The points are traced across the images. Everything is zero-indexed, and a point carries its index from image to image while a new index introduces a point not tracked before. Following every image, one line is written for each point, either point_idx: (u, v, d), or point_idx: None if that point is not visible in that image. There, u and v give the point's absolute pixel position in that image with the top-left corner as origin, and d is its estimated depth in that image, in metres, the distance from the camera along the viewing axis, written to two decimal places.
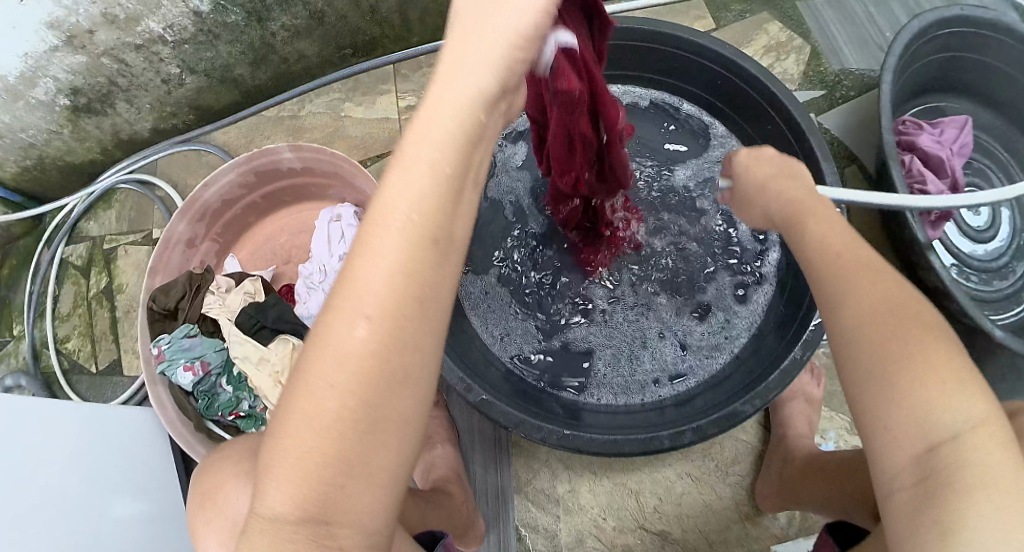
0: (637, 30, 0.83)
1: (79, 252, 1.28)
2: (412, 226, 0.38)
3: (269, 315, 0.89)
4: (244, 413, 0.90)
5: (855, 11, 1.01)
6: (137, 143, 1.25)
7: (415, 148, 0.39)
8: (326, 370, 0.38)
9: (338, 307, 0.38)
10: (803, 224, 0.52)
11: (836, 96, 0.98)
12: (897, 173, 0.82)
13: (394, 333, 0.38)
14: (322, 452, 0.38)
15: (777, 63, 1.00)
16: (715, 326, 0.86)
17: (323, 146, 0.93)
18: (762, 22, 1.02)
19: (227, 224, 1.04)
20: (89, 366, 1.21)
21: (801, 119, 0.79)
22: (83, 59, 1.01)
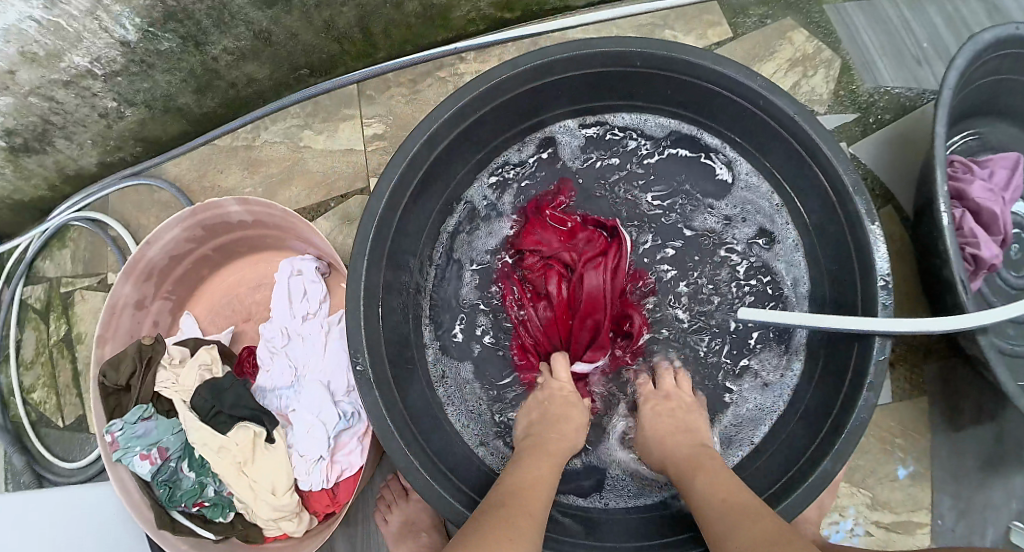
0: (646, 52, 0.70)
1: (37, 294, 1.19)
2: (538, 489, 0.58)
3: (227, 400, 0.81)
4: (209, 501, 0.83)
5: (888, 18, 0.89)
6: (85, 177, 1.13)
7: (544, 456, 0.64)
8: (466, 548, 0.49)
9: (482, 518, 0.53)
10: (697, 476, 0.59)
11: (869, 121, 0.86)
12: (949, 236, 0.69)
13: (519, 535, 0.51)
14: None
15: (803, 81, 0.88)
16: (738, 413, 0.78)
17: (273, 202, 0.82)
18: (785, 29, 0.90)
19: (178, 280, 0.94)
20: (56, 420, 1.15)
21: (840, 168, 0.67)
22: (10, 99, 0.90)
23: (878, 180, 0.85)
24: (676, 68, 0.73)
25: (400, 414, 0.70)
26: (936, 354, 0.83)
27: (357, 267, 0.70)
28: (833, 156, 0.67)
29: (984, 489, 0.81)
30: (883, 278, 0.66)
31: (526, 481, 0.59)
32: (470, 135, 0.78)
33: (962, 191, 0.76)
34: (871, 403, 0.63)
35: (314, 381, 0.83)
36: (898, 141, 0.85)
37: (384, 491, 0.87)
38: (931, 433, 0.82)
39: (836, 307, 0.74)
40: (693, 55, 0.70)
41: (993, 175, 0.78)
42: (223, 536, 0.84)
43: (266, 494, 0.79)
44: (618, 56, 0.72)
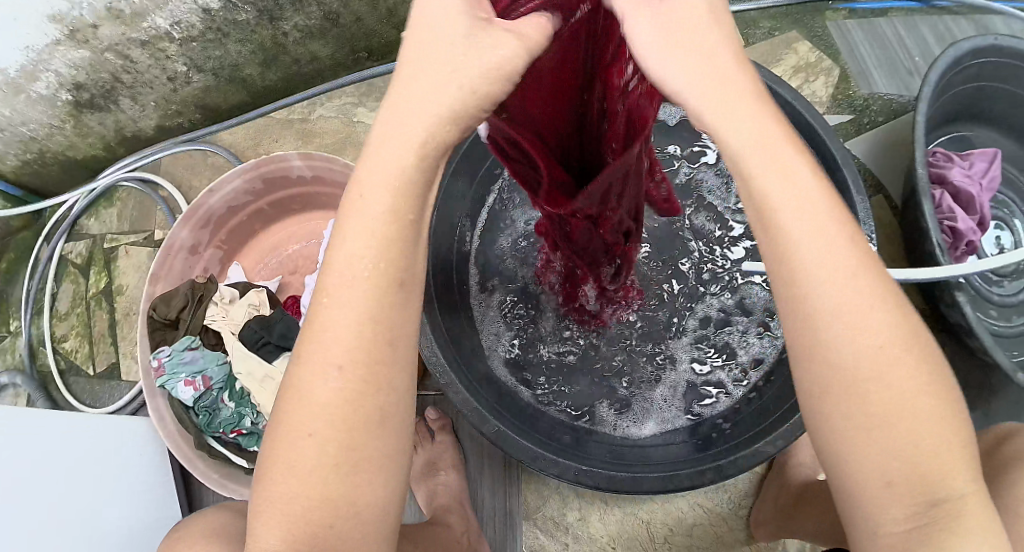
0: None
1: (78, 249, 1.24)
2: (368, 280, 0.42)
3: (275, 331, 0.88)
4: (246, 431, 0.88)
5: (886, 34, 1.02)
6: (141, 140, 1.21)
7: (366, 177, 0.42)
8: (309, 414, 0.43)
9: (306, 358, 0.43)
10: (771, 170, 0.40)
11: (863, 122, 0.98)
12: (930, 211, 0.79)
13: (367, 376, 0.43)
14: (313, 495, 0.43)
15: (806, 85, 1.01)
16: (738, 359, 0.83)
17: (335, 156, 0.90)
18: (792, 40, 1.03)
19: (232, 231, 1.01)
20: (87, 368, 1.19)
21: (836, 151, 0.77)
22: (87, 53, 0.98)
23: (876, 177, 0.96)
24: None
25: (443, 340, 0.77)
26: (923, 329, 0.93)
27: None
28: (829, 140, 0.77)
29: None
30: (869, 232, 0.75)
31: (343, 297, 0.42)
32: None
33: (943, 177, 0.88)
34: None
35: None
36: (892, 142, 0.96)
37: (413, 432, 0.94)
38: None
39: None
40: None
41: (972, 166, 0.89)
42: (255, 465, 0.87)
43: None
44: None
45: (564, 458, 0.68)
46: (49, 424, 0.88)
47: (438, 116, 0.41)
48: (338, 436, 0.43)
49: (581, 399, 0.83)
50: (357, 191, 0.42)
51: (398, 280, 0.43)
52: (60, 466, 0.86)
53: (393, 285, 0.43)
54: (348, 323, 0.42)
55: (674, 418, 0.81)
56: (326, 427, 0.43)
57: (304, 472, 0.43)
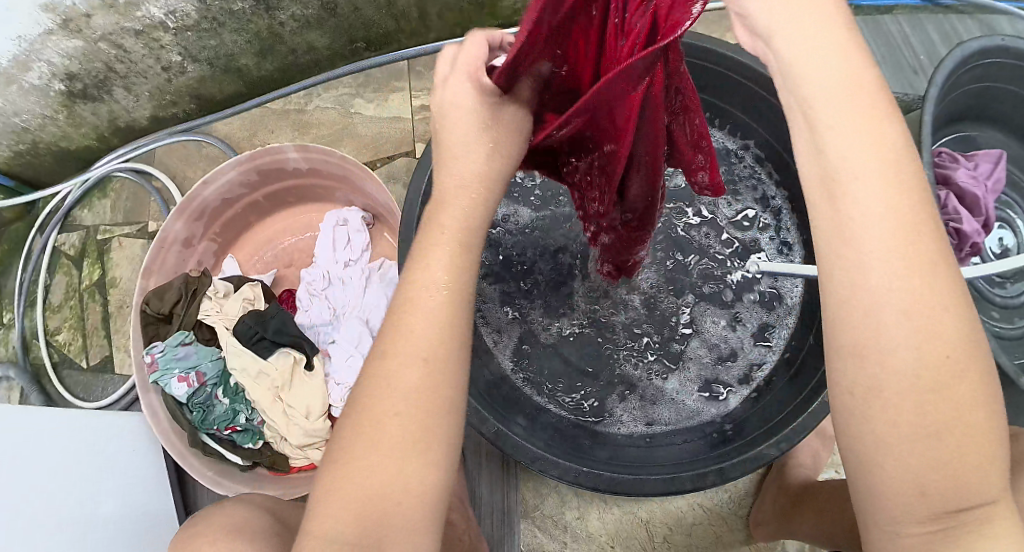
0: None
1: (71, 241, 1.22)
2: (445, 287, 0.48)
3: (270, 326, 0.86)
4: (241, 427, 0.87)
5: (891, 31, 1.01)
6: (135, 130, 1.20)
7: (444, 208, 0.50)
8: (391, 403, 0.45)
9: (395, 354, 0.46)
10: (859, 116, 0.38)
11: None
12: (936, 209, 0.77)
13: (442, 368, 0.46)
14: (387, 481, 0.44)
15: None
16: (744, 359, 0.83)
17: (331, 147, 0.88)
18: None
19: (226, 223, 0.99)
20: (80, 361, 1.17)
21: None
22: (80, 43, 0.96)
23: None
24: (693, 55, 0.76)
25: None
26: None
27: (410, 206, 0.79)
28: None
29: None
30: None
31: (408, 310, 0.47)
32: None
33: (948, 176, 0.87)
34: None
35: (353, 317, 0.89)
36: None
37: None
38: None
39: None
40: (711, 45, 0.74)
41: (977, 167, 0.88)
42: (250, 461, 0.86)
43: (299, 418, 0.84)
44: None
45: (568, 460, 0.68)
46: (40, 423, 0.86)
47: (485, 149, 0.52)
48: (419, 421, 0.45)
49: (584, 399, 0.82)
50: (432, 216, 0.51)
51: (456, 293, 0.48)
52: (44, 461, 0.83)
53: (462, 291, 0.48)
54: (424, 328, 0.47)
55: (680, 416, 0.80)
56: (401, 422, 0.45)
57: (384, 457, 0.44)
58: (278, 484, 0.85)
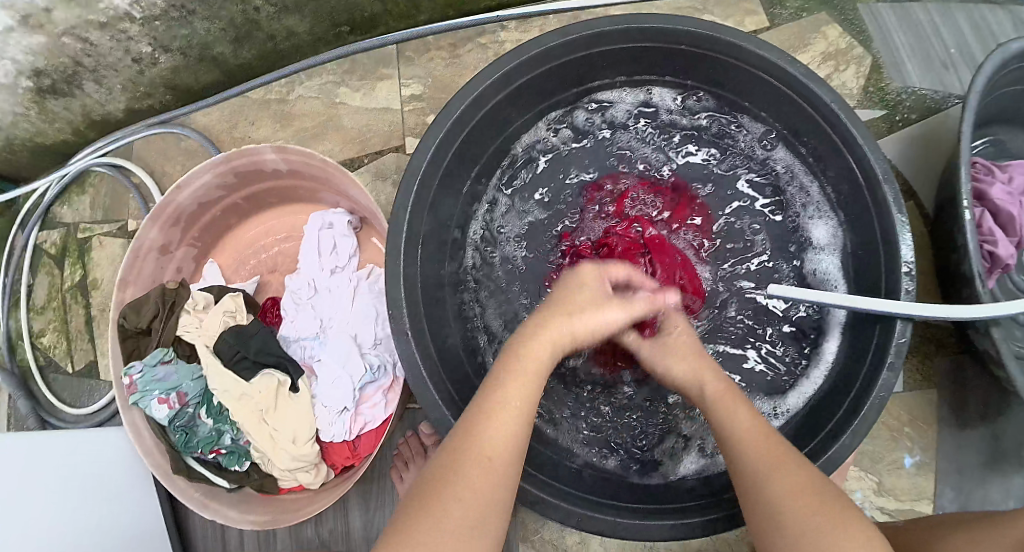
0: (695, 32, 0.75)
1: (52, 239, 1.17)
2: (519, 411, 0.58)
3: (251, 347, 0.83)
4: (226, 449, 0.86)
5: (921, 24, 1.02)
6: (111, 123, 1.13)
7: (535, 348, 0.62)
8: (462, 482, 0.55)
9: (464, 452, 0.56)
10: (732, 414, 0.62)
11: (896, 119, 1.00)
12: (971, 231, 0.80)
13: (501, 471, 0.56)
14: (452, 533, 0.53)
15: (836, 74, 1.02)
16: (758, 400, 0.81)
17: (311, 150, 0.83)
18: (820, 24, 1.03)
19: (206, 226, 0.95)
20: (66, 365, 1.13)
21: (871, 153, 0.72)
22: (43, 39, 0.90)
23: (903, 178, 0.98)
24: (716, 48, 0.77)
25: (432, 362, 0.74)
26: (947, 349, 0.92)
27: (398, 219, 0.73)
28: (866, 144, 0.72)
29: (984, 485, 0.89)
30: (908, 264, 0.71)
31: (504, 411, 0.57)
32: (519, 94, 0.81)
33: (983, 192, 0.85)
34: (890, 385, 0.69)
35: (341, 333, 0.84)
36: (925, 139, 0.98)
37: (403, 447, 0.88)
38: (939, 427, 0.91)
39: (859, 287, 0.80)
40: (735, 37, 0.74)
41: (1011, 181, 0.86)
42: (237, 484, 0.86)
43: (287, 443, 0.81)
44: (669, 33, 0.76)
45: (573, 504, 0.67)
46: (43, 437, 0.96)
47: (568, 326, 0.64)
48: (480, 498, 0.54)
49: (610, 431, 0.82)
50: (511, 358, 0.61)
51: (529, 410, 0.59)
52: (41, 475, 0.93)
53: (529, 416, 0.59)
54: (516, 429, 0.57)
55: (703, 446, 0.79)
56: (483, 498, 0.55)
57: (449, 515, 0.53)
58: (268, 508, 0.85)
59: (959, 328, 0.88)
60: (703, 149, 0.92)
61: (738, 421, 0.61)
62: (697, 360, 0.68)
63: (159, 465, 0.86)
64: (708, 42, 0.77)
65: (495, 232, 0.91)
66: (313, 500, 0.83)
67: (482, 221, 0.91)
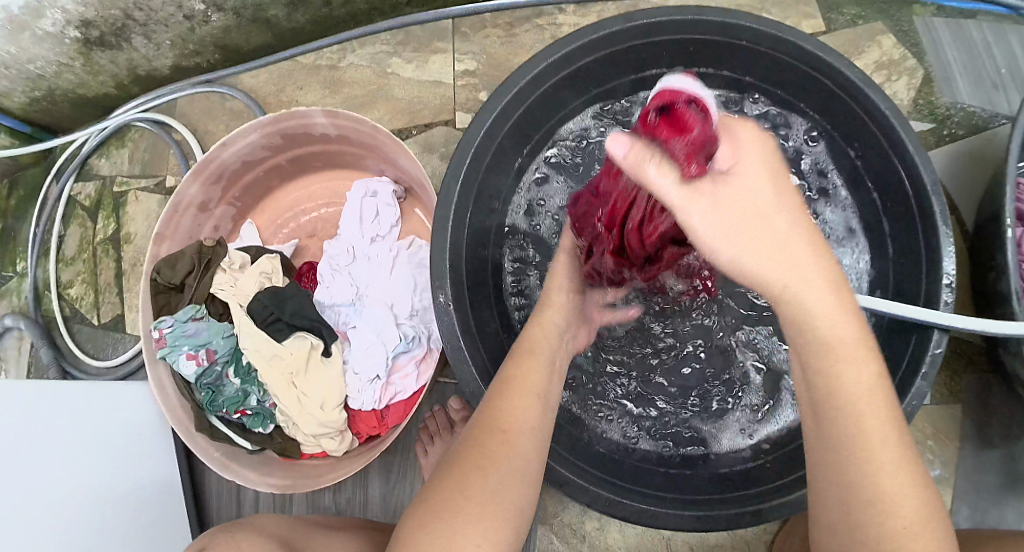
0: (753, 29, 0.73)
1: (86, 192, 1.17)
2: (539, 383, 0.58)
3: (286, 308, 0.82)
4: (251, 411, 0.85)
5: (974, 42, 1.00)
6: (156, 79, 1.12)
7: (545, 326, 0.64)
8: (489, 455, 0.53)
9: (492, 423, 0.55)
10: (845, 364, 0.48)
11: (943, 133, 0.98)
12: (1011, 249, 0.78)
13: (528, 440, 0.55)
14: (478, 508, 0.51)
15: (888, 83, 1.00)
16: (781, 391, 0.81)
17: (364, 116, 0.82)
18: (876, 32, 1.02)
19: (247, 187, 0.95)
20: (91, 317, 1.13)
21: (921, 165, 0.70)
22: None
23: (948, 194, 0.96)
24: (772, 46, 0.75)
25: (472, 338, 0.72)
26: (976, 367, 0.89)
27: (450, 189, 0.72)
28: (916, 157, 0.70)
29: (1000, 506, 0.86)
30: (949, 276, 0.69)
31: (524, 383, 0.57)
32: (577, 76, 0.80)
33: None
34: (922, 393, 0.67)
35: (378, 301, 0.83)
36: (970, 157, 0.96)
37: (429, 421, 0.87)
38: (962, 444, 0.89)
39: (899, 296, 0.79)
40: (795, 36, 0.72)
41: None
42: (260, 446, 0.84)
43: (315, 409, 0.80)
44: (728, 28, 0.74)
45: (600, 487, 0.66)
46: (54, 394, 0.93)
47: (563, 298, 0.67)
48: (507, 474, 0.53)
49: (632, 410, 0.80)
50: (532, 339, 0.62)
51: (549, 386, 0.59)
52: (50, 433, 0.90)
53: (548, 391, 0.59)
54: (536, 401, 0.57)
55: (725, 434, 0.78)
56: (511, 471, 0.53)
57: (478, 490, 0.52)
58: (288, 473, 0.84)
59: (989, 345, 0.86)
60: None
61: (843, 373, 0.48)
62: (785, 220, 0.50)
63: (182, 422, 0.85)
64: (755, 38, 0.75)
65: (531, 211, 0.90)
66: (334, 467, 0.82)
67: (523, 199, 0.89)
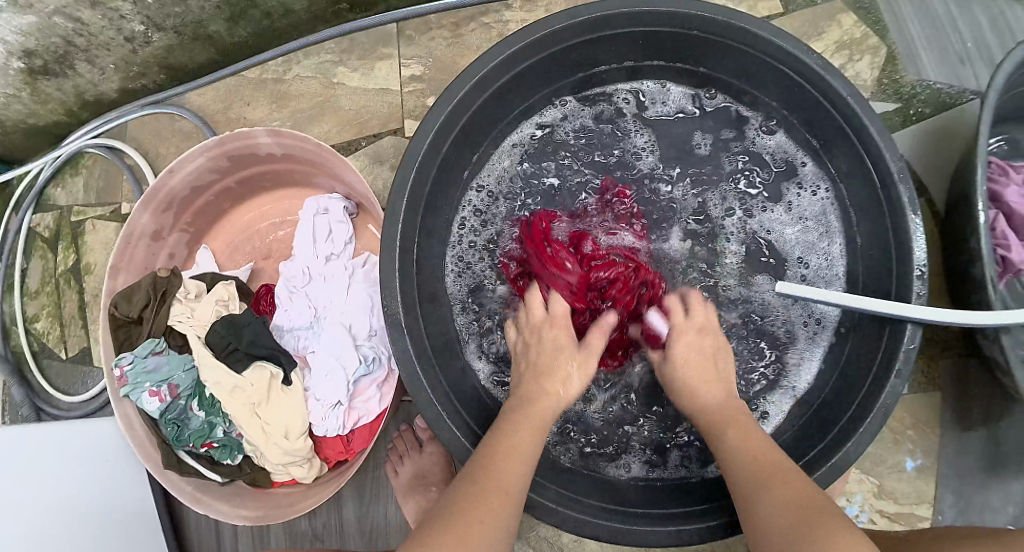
0: (704, 19, 0.70)
1: (45, 223, 1.14)
2: (517, 452, 0.58)
3: (243, 338, 0.80)
4: (218, 443, 0.83)
5: (937, 15, 0.96)
6: (105, 103, 1.09)
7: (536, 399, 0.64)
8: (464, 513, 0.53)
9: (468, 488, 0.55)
10: (728, 429, 0.61)
11: (909, 112, 0.94)
12: (984, 234, 0.76)
13: (499, 502, 0.54)
14: None
15: (850, 64, 0.97)
16: None
17: (306, 134, 0.79)
18: (836, 12, 0.98)
19: (197, 212, 0.92)
20: (59, 351, 1.11)
21: (886, 151, 0.68)
22: (34, 19, 0.87)
23: (916, 174, 0.94)
24: (729, 36, 0.72)
25: (430, 362, 0.70)
26: (953, 352, 0.87)
27: (396, 207, 0.69)
28: (881, 142, 0.68)
29: (984, 491, 0.86)
30: (921, 267, 0.67)
31: (502, 448, 0.58)
32: (522, 78, 0.77)
33: (997, 193, 0.83)
34: (898, 392, 0.65)
35: (336, 323, 0.81)
36: (937, 135, 0.93)
37: (396, 441, 0.86)
38: (941, 430, 0.87)
39: (870, 288, 0.76)
40: (753, 25, 0.69)
41: None
42: (229, 478, 0.83)
43: (280, 438, 0.79)
44: (678, 17, 0.71)
45: (570, 507, 0.65)
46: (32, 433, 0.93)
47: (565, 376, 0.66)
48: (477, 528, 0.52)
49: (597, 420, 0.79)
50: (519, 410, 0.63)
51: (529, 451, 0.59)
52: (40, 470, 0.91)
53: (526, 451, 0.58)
54: (517, 469, 0.57)
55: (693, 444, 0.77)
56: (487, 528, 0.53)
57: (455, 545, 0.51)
58: (260, 504, 0.83)
59: (967, 330, 0.84)
60: (699, 125, 0.86)
61: (725, 437, 0.61)
62: (710, 373, 0.68)
63: (151, 457, 0.83)
64: (712, 27, 0.71)
65: (479, 210, 0.85)
66: (305, 495, 0.81)
67: (475, 201, 0.85)
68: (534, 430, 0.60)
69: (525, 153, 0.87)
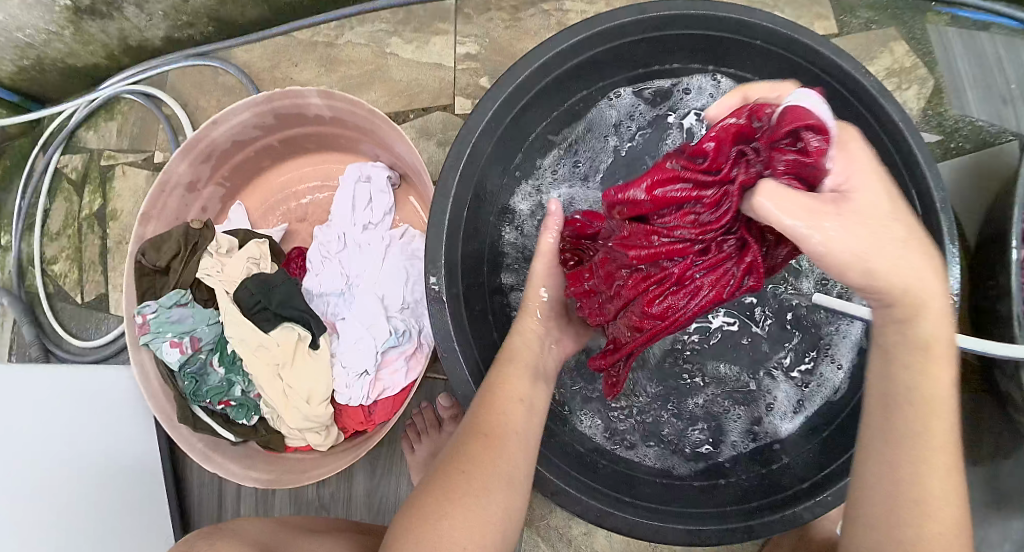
0: (765, 28, 0.69)
1: (74, 164, 1.12)
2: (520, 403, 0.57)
3: (275, 298, 0.79)
4: (234, 402, 0.82)
5: (985, 53, 0.96)
6: (147, 51, 1.07)
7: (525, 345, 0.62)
8: (475, 471, 0.52)
9: (477, 439, 0.54)
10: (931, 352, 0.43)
11: (950, 146, 0.94)
12: (1016, 273, 0.75)
13: (499, 455, 0.54)
14: (459, 513, 0.50)
15: (898, 92, 0.96)
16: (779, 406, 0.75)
17: (358, 97, 0.78)
18: (889, 39, 0.98)
19: (236, 167, 0.91)
20: (75, 295, 1.09)
21: (932, 182, 0.65)
22: None
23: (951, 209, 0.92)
24: (786, 47, 0.70)
25: (467, 340, 0.69)
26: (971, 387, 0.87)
27: (446, 181, 0.68)
28: (928, 171, 0.65)
29: (984, 527, 0.84)
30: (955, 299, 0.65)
31: (504, 399, 0.56)
32: (584, 68, 0.76)
33: None
34: None
35: (369, 292, 0.81)
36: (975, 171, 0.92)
37: (417, 417, 0.85)
38: None
39: None
40: (813, 39, 0.67)
41: None
42: (243, 438, 0.82)
43: (301, 402, 0.77)
44: (740, 25, 0.70)
45: (592, 498, 0.63)
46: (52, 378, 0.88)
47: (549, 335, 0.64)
48: (488, 485, 0.52)
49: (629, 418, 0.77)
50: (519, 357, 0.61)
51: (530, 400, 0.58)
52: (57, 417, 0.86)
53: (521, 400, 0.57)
54: (515, 417, 0.56)
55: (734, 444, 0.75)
56: (495, 482, 0.52)
57: (468, 505, 0.51)
58: (271, 467, 0.81)
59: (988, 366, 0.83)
60: None
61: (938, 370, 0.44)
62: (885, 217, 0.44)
63: (162, 409, 0.81)
64: (772, 35, 0.70)
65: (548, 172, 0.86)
66: (319, 462, 0.79)
67: (553, 160, 0.86)
68: (526, 370, 0.60)
69: (596, 130, 0.86)
